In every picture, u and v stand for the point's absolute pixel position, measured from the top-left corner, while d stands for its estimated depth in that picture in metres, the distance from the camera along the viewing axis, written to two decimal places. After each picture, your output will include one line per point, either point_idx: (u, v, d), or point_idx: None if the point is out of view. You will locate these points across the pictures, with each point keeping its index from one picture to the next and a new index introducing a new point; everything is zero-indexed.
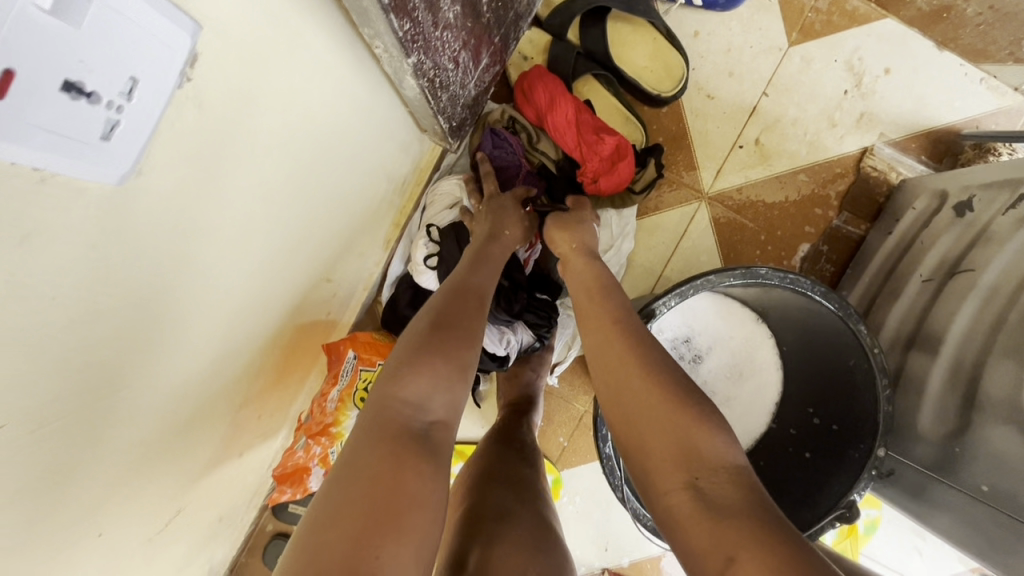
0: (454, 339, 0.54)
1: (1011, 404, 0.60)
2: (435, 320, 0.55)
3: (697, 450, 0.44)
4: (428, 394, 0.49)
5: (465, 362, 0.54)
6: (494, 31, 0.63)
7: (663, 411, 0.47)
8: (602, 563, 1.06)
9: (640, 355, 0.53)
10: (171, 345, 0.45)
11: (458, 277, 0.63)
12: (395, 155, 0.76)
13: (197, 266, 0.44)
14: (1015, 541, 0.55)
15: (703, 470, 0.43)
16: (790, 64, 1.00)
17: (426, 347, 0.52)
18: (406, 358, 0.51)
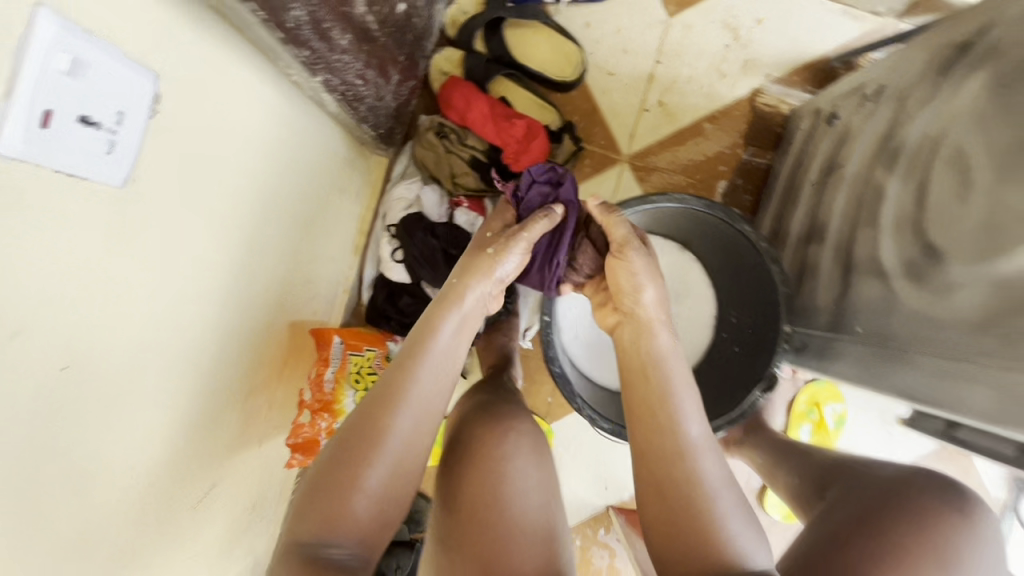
0: (363, 461, 0.57)
1: (874, 261, 0.72)
2: (346, 441, 0.58)
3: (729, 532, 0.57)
4: (356, 523, 0.56)
5: (371, 478, 0.57)
6: (396, 53, 0.79)
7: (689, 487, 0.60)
8: (606, 501, 1.18)
9: (688, 447, 0.63)
10: (183, 323, 0.60)
11: (388, 369, 0.64)
12: (342, 171, 0.91)
13: (190, 257, 0.58)
14: (886, 363, 0.65)
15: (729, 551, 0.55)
16: (674, 33, 1.16)
17: (357, 457, 0.57)
18: (344, 458, 0.57)
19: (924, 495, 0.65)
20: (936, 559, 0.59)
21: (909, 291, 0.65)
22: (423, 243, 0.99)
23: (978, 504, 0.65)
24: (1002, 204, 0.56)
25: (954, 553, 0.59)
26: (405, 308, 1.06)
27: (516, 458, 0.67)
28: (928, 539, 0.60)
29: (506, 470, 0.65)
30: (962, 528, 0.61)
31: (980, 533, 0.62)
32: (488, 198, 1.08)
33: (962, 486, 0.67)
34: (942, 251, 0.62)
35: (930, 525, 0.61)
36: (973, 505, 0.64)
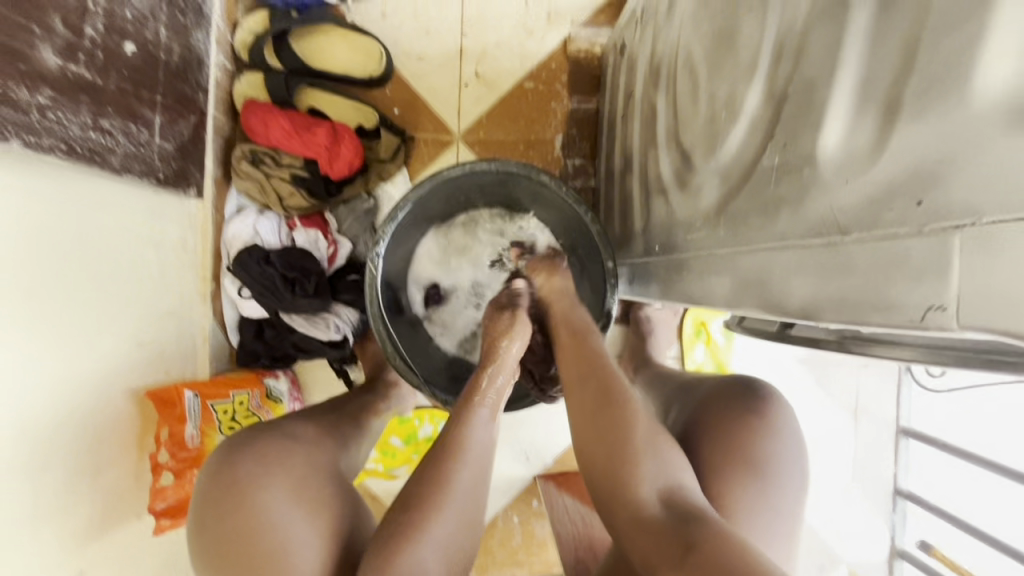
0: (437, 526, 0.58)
1: (658, 179, 0.73)
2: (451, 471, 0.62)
3: (664, 469, 0.60)
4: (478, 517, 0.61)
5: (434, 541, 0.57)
6: (148, 94, 0.76)
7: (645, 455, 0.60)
8: (532, 472, 1.19)
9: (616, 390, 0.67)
10: None
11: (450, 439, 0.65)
12: (147, 223, 0.87)
13: None
14: (677, 274, 0.66)
15: (668, 497, 0.58)
16: (470, 3, 1.15)
17: (450, 463, 0.62)
18: (444, 464, 0.62)
19: (729, 405, 0.68)
20: (750, 472, 0.63)
21: (679, 200, 0.66)
22: (262, 269, 0.98)
23: (771, 395, 0.70)
24: (715, 96, 0.57)
25: (764, 460, 0.64)
26: (271, 340, 1.04)
27: (272, 484, 0.61)
28: (739, 454, 0.64)
29: (254, 504, 0.60)
30: (760, 427, 0.66)
31: (772, 423, 0.67)
32: (327, 211, 1.07)
33: (765, 385, 0.72)
34: (690, 154, 0.63)
35: (743, 440, 0.65)
36: (766, 403, 0.68)
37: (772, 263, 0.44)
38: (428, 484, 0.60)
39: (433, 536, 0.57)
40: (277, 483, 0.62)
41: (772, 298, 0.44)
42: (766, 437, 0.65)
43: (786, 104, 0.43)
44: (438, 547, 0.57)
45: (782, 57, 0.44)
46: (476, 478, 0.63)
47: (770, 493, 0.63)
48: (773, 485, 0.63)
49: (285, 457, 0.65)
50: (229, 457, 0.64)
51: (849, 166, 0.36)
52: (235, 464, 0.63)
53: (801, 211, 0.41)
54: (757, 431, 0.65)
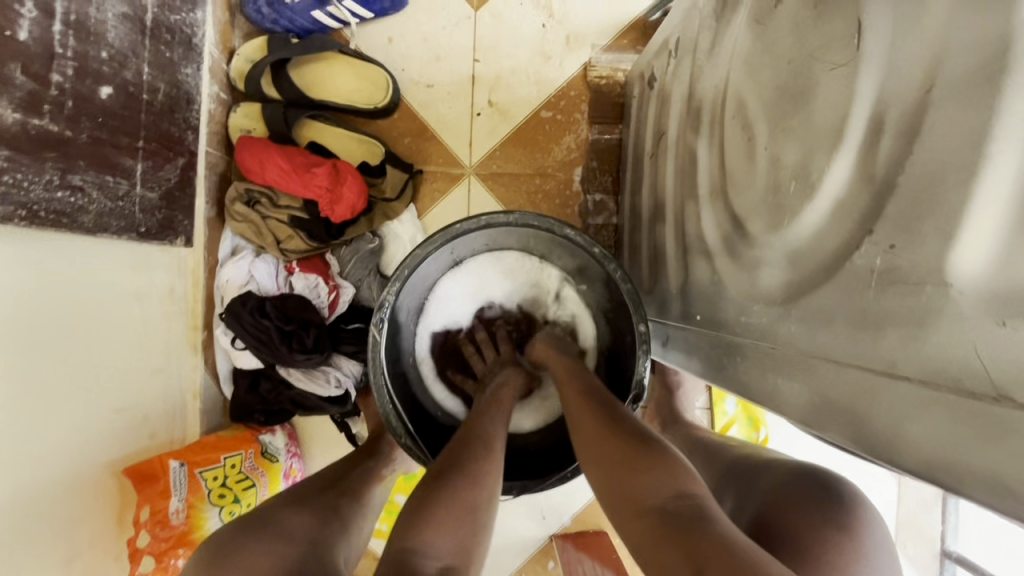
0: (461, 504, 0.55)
1: (699, 237, 0.65)
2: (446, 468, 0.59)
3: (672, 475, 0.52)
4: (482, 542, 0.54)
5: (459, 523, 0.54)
6: (127, 140, 0.68)
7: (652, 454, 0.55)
8: (547, 531, 1.10)
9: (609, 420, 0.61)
10: None
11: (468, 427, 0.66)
12: (130, 276, 0.80)
13: None
14: (726, 355, 0.57)
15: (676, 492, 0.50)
16: (483, 26, 1.07)
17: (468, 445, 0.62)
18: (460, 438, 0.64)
19: (804, 507, 0.57)
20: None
21: (729, 270, 0.57)
22: (256, 321, 0.89)
23: (860, 503, 0.58)
24: (780, 160, 0.48)
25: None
26: (267, 395, 0.96)
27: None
28: (817, 568, 0.51)
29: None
30: (846, 541, 0.54)
31: (864, 539, 0.54)
32: (328, 252, 0.99)
33: (848, 484, 0.61)
34: (745, 220, 0.54)
35: (823, 553, 0.52)
36: (856, 513, 0.57)
37: (870, 391, 0.35)
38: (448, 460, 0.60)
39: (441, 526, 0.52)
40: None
41: (871, 435, 0.35)
42: (855, 554, 0.53)
43: (892, 194, 0.34)
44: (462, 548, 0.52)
45: (884, 134, 0.36)
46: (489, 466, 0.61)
47: None
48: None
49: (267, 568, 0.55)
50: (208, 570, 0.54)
51: (1004, 302, 0.27)
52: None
53: (919, 339, 0.32)
54: (841, 543, 0.53)
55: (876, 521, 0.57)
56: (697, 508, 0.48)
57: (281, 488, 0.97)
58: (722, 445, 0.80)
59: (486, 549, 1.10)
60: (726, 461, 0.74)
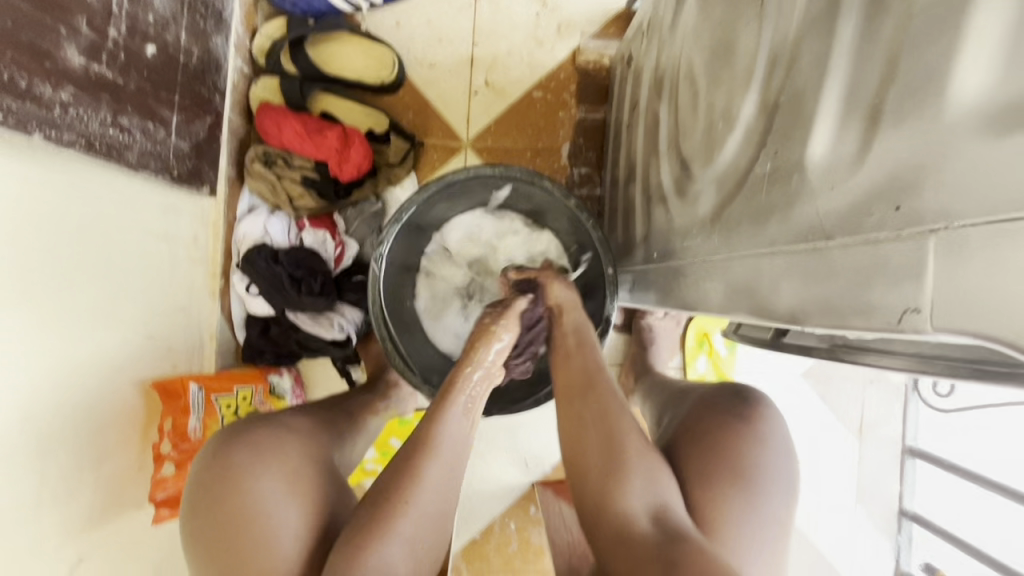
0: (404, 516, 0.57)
1: (659, 186, 0.74)
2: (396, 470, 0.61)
3: (649, 484, 0.58)
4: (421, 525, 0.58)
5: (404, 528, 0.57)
6: (165, 94, 0.79)
7: (641, 469, 0.59)
8: (530, 478, 1.19)
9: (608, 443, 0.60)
10: None
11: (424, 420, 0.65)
12: (161, 219, 0.90)
13: None
14: (674, 280, 0.66)
15: (654, 503, 0.57)
16: (482, 14, 1.18)
17: (420, 454, 0.61)
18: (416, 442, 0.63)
19: (719, 412, 0.67)
20: (737, 482, 0.61)
21: (678, 207, 0.67)
22: (271, 266, 0.99)
23: (766, 406, 0.69)
24: (714, 104, 0.57)
25: (755, 469, 0.63)
26: (276, 338, 1.05)
27: (265, 468, 0.62)
28: (725, 462, 0.62)
29: (246, 486, 0.60)
30: (750, 435, 0.65)
31: (761, 431, 0.65)
32: (336, 214, 1.10)
33: (758, 392, 0.71)
34: (690, 162, 0.63)
35: (730, 445, 0.64)
36: (760, 411, 0.68)
37: (761, 268, 0.45)
38: (392, 482, 0.59)
39: (380, 550, 0.55)
40: (270, 463, 0.62)
41: (761, 303, 0.45)
42: (759, 446, 0.64)
43: (777, 112, 0.44)
44: (395, 570, 0.55)
45: (776, 67, 0.45)
46: (446, 473, 0.62)
47: (754, 498, 0.61)
48: (761, 501, 0.61)
49: (281, 441, 0.66)
50: (232, 442, 0.64)
51: (835, 173, 0.36)
52: (229, 450, 0.63)
53: (790, 217, 0.41)
54: (745, 434, 0.65)
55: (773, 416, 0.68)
56: (675, 523, 0.56)
57: None
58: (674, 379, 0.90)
59: (472, 493, 1.19)
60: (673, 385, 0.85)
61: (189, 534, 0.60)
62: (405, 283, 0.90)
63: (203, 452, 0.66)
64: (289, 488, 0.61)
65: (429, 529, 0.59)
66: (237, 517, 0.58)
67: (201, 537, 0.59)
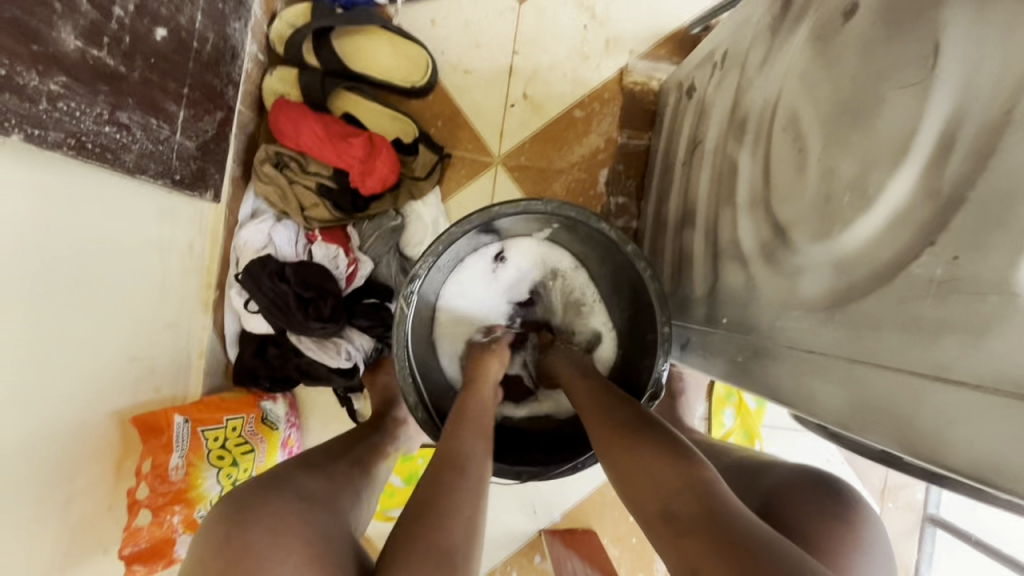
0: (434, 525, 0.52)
1: (734, 244, 0.66)
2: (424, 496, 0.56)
3: (684, 471, 0.50)
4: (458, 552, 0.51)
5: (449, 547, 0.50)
6: (172, 85, 0.68)
7: (676, 460, 0.52)
8: (538, 526, 1.11)
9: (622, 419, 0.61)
10: None
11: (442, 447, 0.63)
12: (156, 224, 0.79)
13: None
14: (755, 358, 0.58)
15: (690, 489, 0.48)
16: (526, 20, 1.08)
17: (449, 474, 0.58)
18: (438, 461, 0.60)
19: (810, 507, 0.59)
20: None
21: (766, 276, 0.59)
22: (275, 283, 0.89)
23: (859, 505, 0.61)
24: (834, 172, 0.49)
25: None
26: (274, 361, 0.95)
27: (284, 563, 0.47)
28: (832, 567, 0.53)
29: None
30: (848, 533, 0.57)
31: (862, 535, 0.57)
32: (350, 226, 0.99)
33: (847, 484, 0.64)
34: (788, 230, 0.55)
35: (832, 546, 0.55)
36: (858, 512, 0.60)
37: (921, 395, 0.37)
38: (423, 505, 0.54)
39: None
40: (290, 559, 0.48)
41: (916, 437, 0.37)
42: (854, 549, 0.56)
43: (959, 209, 0.36)
44: None
45: (954, 151, 0.37)
46: (474, 495, 0.57)
47: None
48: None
49: (303, 523, 0.52)
50: (239, 521, 0.50)
51: None
52: (238, 532, 0.49)
53: (979, 347, 0.33)
54: (845, 533, 0.57)
55: (870, 518, 0.60)
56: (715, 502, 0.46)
57: (278, 456, 0.96)
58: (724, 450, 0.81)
59: None
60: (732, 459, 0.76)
61: None
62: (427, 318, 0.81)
63: (205, 523, 0.52)
64: None
65: (466, 555, 0.51)
66: None
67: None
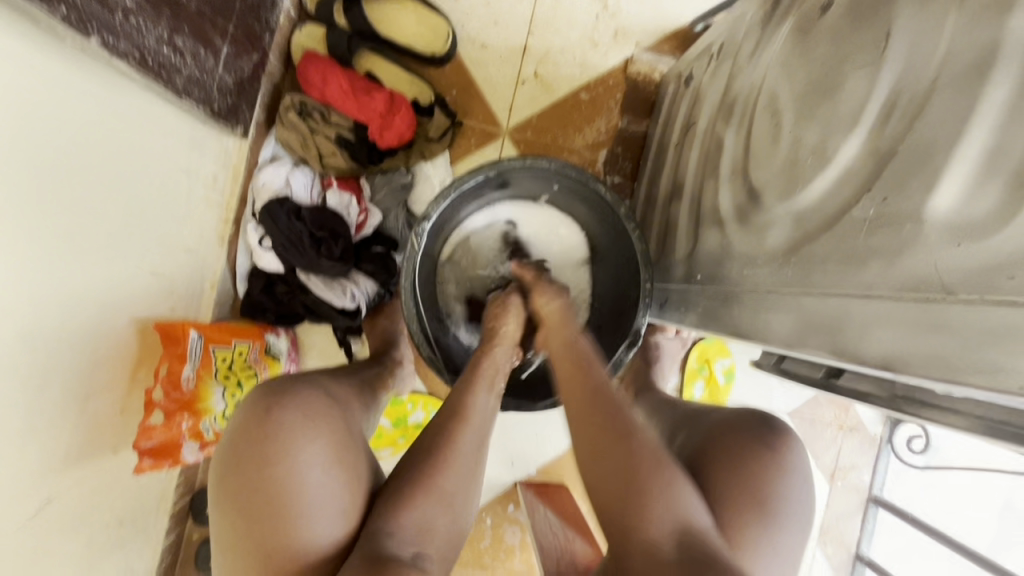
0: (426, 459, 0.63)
1: (714, 210, 0.74)
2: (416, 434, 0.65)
3: (671, 505, 0.58)
4: (449, 489, 0.61)
5: (445, 487, 0.61)
6: (220, 22, 0.74)
7: (665, 493, 0.59)
8: (514, 477, 1.18)
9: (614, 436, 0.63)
10: None
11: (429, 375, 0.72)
12: (187, 152, 0.85)
13: None
14: (723, 305, 0.67)
15: (678, 527, 0.57)
16: (543, 5, 1.16)
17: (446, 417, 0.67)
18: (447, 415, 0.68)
19: (741, 438, 0.68)
20: (755, 507, 0.63)
21: (738, 235, 0.67)
22: (292, 220, 0.95)
23: (787, 433, 0.69)
24: (802, 140, 0.57)
25: (769, 493, 0.64)
26: (281, 297, 1.01)
27: (312, 444, 0.58)
28: (743, 488, 0.64)
29: (292, 463, 0.56)
30: (771, 462, 0.66)
31: (785, 461, 0.66)
32: (363, 178, 1.06)
33: (780, 420, 0.72)
34: (760, 192, 0.64)
35: (751, 471, 0.65)
36: (784, 440, 0.68)
37: (849, 309, 0.45)
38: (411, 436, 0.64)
39: (421, 507, 0.58)
40: (318, 442, 0.58)
41: (844, 345, 0.45)
42: (775, 471, 0.65)
43: (892, 160, 0.44)
44: (435, 522, 0.59)
45: (892, 115, 0.46)
46: (477, 442, 0.66)
47: (772, 530, 0.63)
48: (776, 524, 0.63)
49: (328, 416, 0.62)
50: (275, 403, 0.60)
51: (963, 229, 0.37)
52: (276, 414, 0.59)
53: (895, 264, 0.42)
54: (766, 460, 0.66)
55: (795, 447, 0.69)
56: (702, 549, 0.55)
57: None
58: (681, 401, 0.90)
59: None
60: (681, 407, 0.85)
61: (218, 483, 0.58)
62: (431, 257, 0.89)
63: (247, 399, 0.62)
64: (334, 466, 0.58)
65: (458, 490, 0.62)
66: (277, 483, 0.55)
67: (234, 499, 0.56)
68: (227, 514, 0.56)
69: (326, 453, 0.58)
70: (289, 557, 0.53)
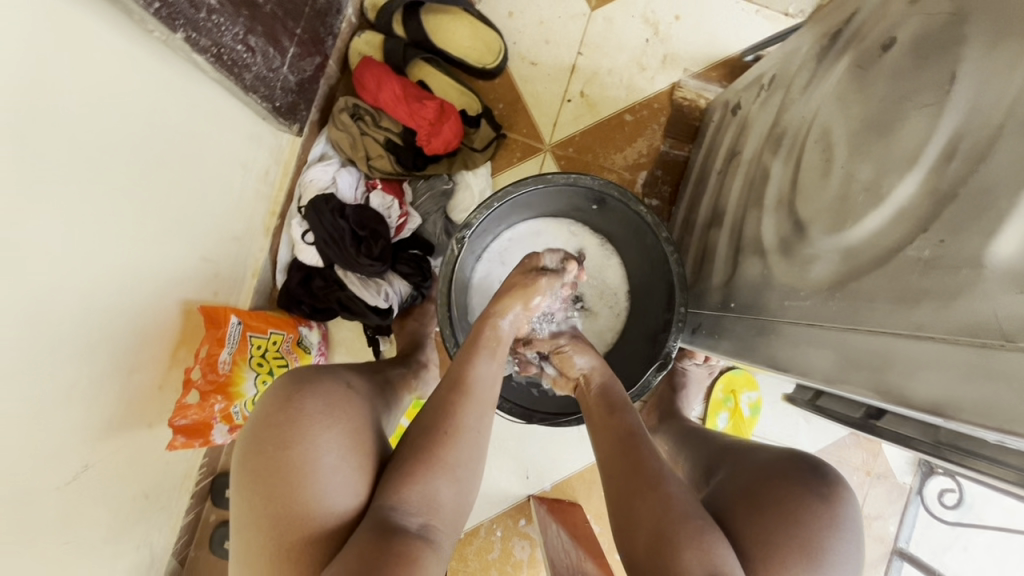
0: (440, 441, 0.62)
1: (757, 240, 0.74)
2: (431, 413, 0.66)
3: (660, 496, 0.59)
4: (456, 474, 0.61)
5: (452, 461, 0.61)
6: (290, 25, 0.78)
7: (660, 487, 0.60)
8: (527, 491, 1.17)
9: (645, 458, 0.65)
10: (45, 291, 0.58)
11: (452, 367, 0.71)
12: (246, 145, 0.88)
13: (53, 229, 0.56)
14: (761, 335, 0.66)
15: (662, 512, 0.57)
16: (595, 26, 1.18)
17: (459, 393, 0.67)
18: (457, 391, 0.68)
19: (791, 485, 0.63)
20: (802, 557, 0.56)
21: (781, 266, 0.66)
22: (336, 216, 0.98)
23: (840, 485, 0.64)
24: (854, 176, 0.57)
25: (824, 546, 0.58)
26: (318, 292, 1.03)
27: (327, 430, 0.59)
28: (796, 534, 0.58)
29: (308, 446, 0.57)
30: (820, 508, 0.60)
31: (838, 514, 0.60)
32: (406, 182, 1.09)
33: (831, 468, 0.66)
34: (807, 225, 0.63)
35: (798, 517, 0.59)
36: (835, 490, 0.63)
37: (897, 349, 0.44)
38: (434, 421, 0.64)
39: (425, 480, 0.58)
40: (334, 429, 0.60)
41: (888, 384, 0.45)
42: (829, 526, 0.59)
43: (951, 203, 0.44)
44: (442, 502, 0.59)
45: (953, 158, 0.45)
46: (478, 418, 0.67)
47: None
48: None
49: (346, 405, 0.64)
50: (298, 392, 0.62)
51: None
52: (299, 400, 0.61)
53: (951, 306, 0.41)
54: (810, 504, 0.60)
55: (848, 499, 0.63)
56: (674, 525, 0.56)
57: None
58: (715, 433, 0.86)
59: None
60: (721, 442, 0.81)
61: (238, 457, 0.60)
62: (467, 265, 0.90)
63: (272, 387, 0.64)
64: (348, 453, 0.59)
65: (466, 472, 0.62)
66: (292, 464, 0.56)
67: (252, 477, 0.57)
68: (242, 492, 0.58)
69: (343, 440, 0.60)
70: (298, 531, 0.54)
